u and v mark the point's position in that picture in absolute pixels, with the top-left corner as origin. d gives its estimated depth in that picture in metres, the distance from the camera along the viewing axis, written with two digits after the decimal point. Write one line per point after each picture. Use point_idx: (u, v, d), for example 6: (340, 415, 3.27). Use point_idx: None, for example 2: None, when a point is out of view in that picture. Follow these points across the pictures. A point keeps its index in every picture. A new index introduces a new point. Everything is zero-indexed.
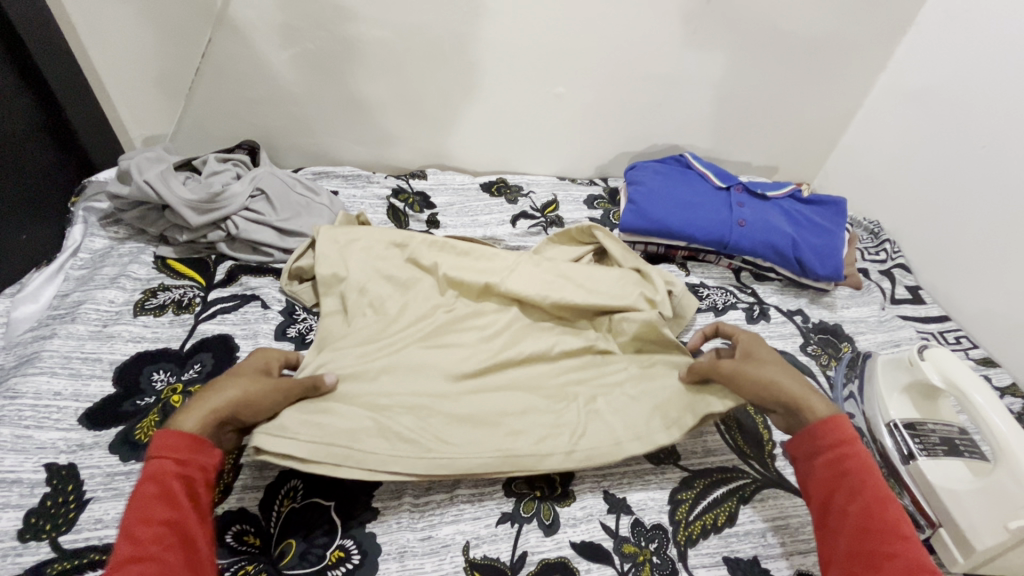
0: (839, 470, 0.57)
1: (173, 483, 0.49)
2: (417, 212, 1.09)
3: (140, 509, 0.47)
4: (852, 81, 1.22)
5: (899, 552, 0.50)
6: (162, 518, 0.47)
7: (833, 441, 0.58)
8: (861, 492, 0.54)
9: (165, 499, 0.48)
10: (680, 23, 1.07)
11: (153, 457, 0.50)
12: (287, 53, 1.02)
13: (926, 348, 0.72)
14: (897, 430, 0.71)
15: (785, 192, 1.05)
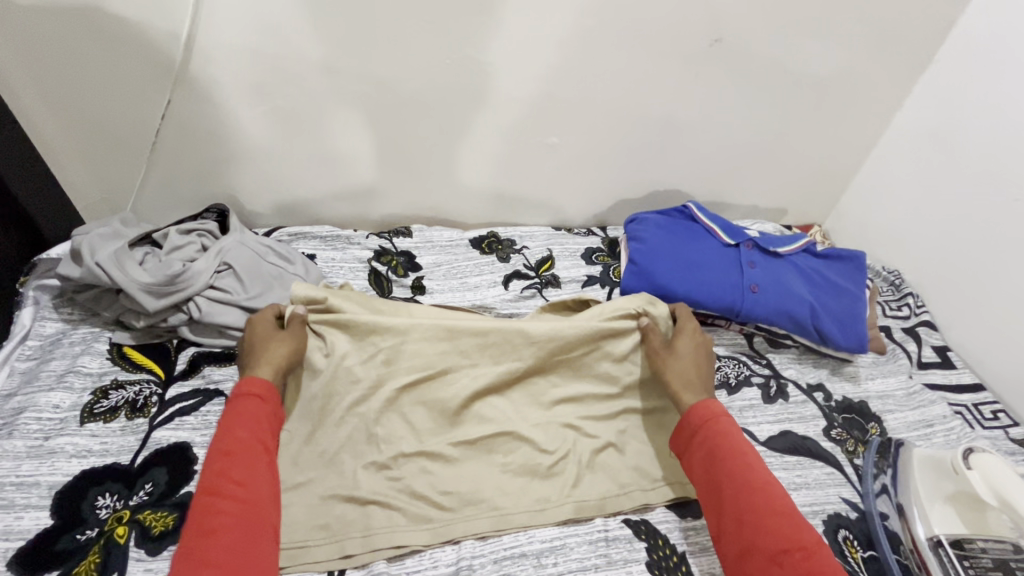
0: (708, 448, 0.63)
1: (254, 411, 0.62)
2: (401, 275, 1.00)
3: (234, 426, 0.60)
4: (866, 118, 1.14)
5: (761, 502, 0.57)
6: (249, 433, 0.60)
7: (703, 417, 0.66)
8: (727, 457, 0.61)
9: (250, 423, 0.61)
10: (679, 67, 1.00)
11: (239, 396, 0.63)
12: (256, 110, 0.95)
13: (972, 451, 0.64)
14: (942, 548, 0.62)
15: (799, 247, 0.97)
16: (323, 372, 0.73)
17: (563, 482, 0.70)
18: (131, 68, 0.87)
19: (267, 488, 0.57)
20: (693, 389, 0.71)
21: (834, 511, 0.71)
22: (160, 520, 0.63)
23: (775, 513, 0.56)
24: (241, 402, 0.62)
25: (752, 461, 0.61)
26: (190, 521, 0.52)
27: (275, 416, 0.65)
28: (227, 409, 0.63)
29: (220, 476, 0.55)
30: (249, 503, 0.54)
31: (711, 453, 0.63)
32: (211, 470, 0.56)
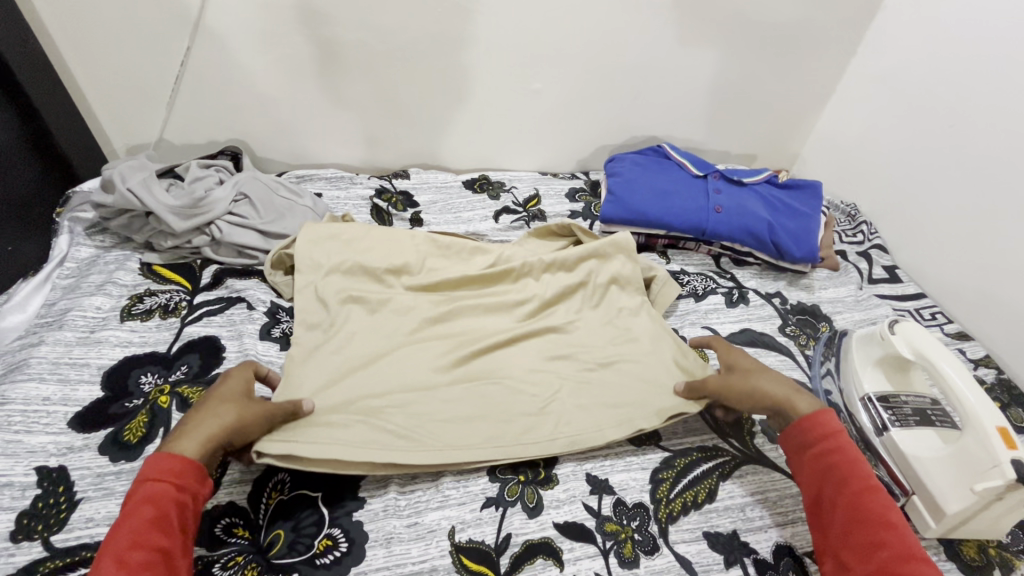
0: (826, 464, 0.60)
1: (163, 505, 0.50)
2: (401, 210, 1.10)
3: (140, 526, 0.48)
4: (824, 65, 1.24)
5: (889, 541, 0.53)
6: (162, 535, 0.49)
7: (819, 432, 0.62)
8: (851, 482, 0.58)
9: (151, 526, 0.49)
10: (651, 15, 1.09)
11: (147, 481, 0.51)
12: (265, 58, 1.03)
13: (896, 321, 0.74)
14: (870, 403, 0.73)
15: (761, 178, 1.07)
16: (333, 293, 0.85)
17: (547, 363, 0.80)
18: (152, 17, 0.95)
19: None
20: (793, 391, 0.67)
21: None
22: (196, 392, 0.72)
23: (905, 557, 0.52)
24: (152, 489, 0.51)
25: (875, 491, 0.57)
26: None
27: (191, 499, 0.53)
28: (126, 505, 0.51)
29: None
30: None
31: (831, 471, 0.59)
32: None
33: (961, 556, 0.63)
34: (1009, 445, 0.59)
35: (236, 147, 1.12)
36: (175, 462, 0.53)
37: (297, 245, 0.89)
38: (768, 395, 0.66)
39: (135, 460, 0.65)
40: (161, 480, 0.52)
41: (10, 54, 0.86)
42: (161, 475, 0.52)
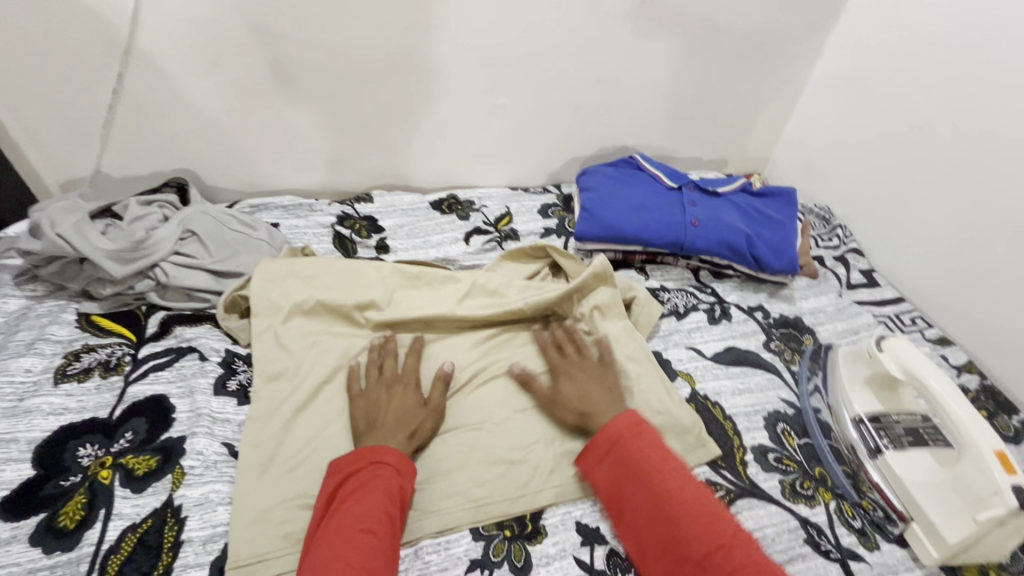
0: (620, 460, 0.63)
1: (391, 484, 0.60)
2: (365, 237, 1.04)
3: (367, 498, 0.58)
4: (791, 67, 1.23)
5: (676, 514, 0.58)
6: (393, 508, 0.58)
7: (607, 432, 0.66)
8: (635, 469, 0.62)
9: (385, 499, 0.58)
10: (617, 23, 1.06)
11: (374, 463, 0.61)
12: (209, 82, 0.96)
13: (883, 338, 0.72)
14: (863, 424, 0.71)
15: (736, 186, 1.05)
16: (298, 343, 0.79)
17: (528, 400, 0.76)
18: (77, 42, 0.87)
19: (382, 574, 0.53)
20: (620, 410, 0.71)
21: (773, 409, 0.78)
22: (143, 462, 0.65)
23: (695, 526, 0.57)
24: (373, 470, 0.60)
25: (667, 473, 0.61)
26: None
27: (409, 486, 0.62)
28: (360, 476, 0.61)
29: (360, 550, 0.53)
30: None
31: (624, 465, 0.63)
32: (337, 537, 0.54)
33: None
34: (1009, 469, 0.57)
35: (182, 177, 1.04)
36: (395, 452, 0.63)
37: (251, 285, 0.83)
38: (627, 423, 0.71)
39: (73, 549, 0.58)
40: (385, 463, 0.61)
41: None
42: (388, 460, 0.62)
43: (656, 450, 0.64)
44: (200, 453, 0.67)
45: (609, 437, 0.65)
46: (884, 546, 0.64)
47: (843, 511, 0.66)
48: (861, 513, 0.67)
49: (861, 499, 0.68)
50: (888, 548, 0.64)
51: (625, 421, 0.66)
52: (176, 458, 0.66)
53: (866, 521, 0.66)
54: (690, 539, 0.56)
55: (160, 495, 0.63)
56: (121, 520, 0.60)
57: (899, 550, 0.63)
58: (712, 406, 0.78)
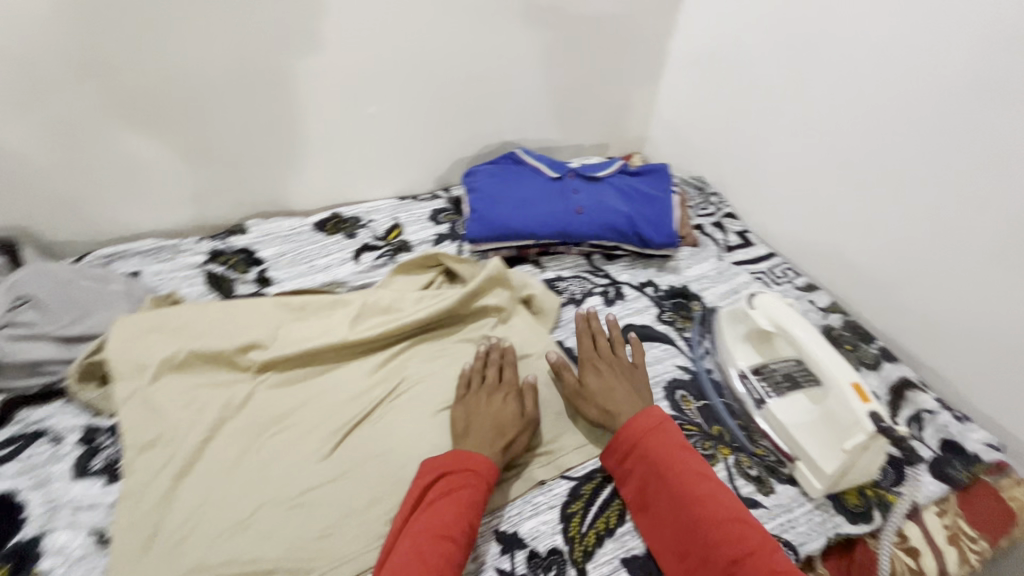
0: (642, 461, 0.65)
1: (477, 495, 0.61)
2: (243, 272, 0.97)
3: (457, 508, 0.59)
4: (651, 49, 1.29)
5: (705, 515, 0.59)
6: (475, 521, 0.59)
7: (630, 436, 0.66)
8: (665, 470, 0.63)
9: (469, 511, 0.59)
10: (476, 22, 1.06)
11: (465, 470, 0.62)
12: (23, 126, 0.84)
13: (756, 296, 0.77)
14: (746, 378, 0.77)
15: (614, 169, 1.08)
16: (174, 403, 0.72)
17: (436, 415, 0.75)
18: None
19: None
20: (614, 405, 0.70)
21: (672, 377, 0.81)
22: None
23: (724, 526, 0.58)
24: (462, 477, 0.61)
25: (692, 474, 0.62)
26: None
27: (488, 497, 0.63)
28: (450, 479, 0.61)
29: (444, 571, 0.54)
30: None
31: (648, 466, 0.64)
32: (422, 539, 0.56)
33: (844, 506, 0.67)
34: (864, 398, 0.63)
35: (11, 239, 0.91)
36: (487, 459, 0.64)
37: (107, 349, 0.74)
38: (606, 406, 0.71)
39: None
40: (478, 472, 0.62)
41: None
42: (476, 469, 0.62)
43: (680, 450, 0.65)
44: (63, 549, 0.60)
45: (634, 440, 0.66)
46: (779, 487, 0.69)
47: (740, 463, 0.71)
48: (756, 461, 0.71)
49: (756, 448, 0.73)
50: (782, 489, 0.69)
51: (650, 421, 0.67)
52: (31, 563, 0.58)
53: (761, 467, 0.71)
54: (713, 546, 0.57)
55: None
56: None
57: (791, 488, 0.69)
58: None
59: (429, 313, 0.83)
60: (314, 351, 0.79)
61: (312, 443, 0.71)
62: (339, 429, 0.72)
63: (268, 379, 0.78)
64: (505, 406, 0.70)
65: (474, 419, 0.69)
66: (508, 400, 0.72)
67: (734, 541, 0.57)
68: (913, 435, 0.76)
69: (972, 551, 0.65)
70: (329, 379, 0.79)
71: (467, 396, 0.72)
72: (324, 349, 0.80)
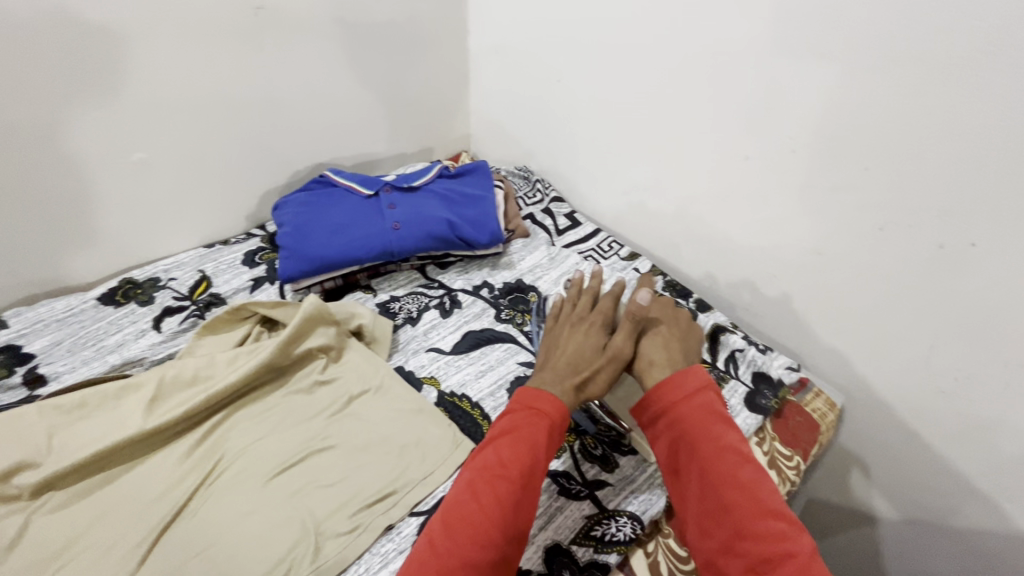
0: (674, 429, 0.57)
1: (542, 434, 0.57)
2: (3, 375, 0.80)
3: (517, 450, 0.55)
4: (449, 47, 1.27)
5: (741, 502, 0.51)
6: (538, 466, 0.55)
7: (669, 399, 0.59)
8: (702, 444, 0.55)
9: (533, 450, 0.56)
10: (239, 43, 0.95)
11: (530, 408, 0.59)
12: None
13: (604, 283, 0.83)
14: None
15: (432, 175, 1.06)
16: None
17: (265, 485, 0.68)
18: None
19: (513, 518, 0.52)
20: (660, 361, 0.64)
21: (514, 376, 0.82)
22: None
23: (762, 518, 0.50)
24: (527, 415, 0.58)
25: (730, 453, 0.54)
26: (436, 521, 0.53)
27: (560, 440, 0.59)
28: (515, 417, 0.59)
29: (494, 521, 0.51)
30: (490, 538, 0.50)
31: (680, 436, 0.57)
32: (484, 475, 0.54)
33: None
34: None
35: None
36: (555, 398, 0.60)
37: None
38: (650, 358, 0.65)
39: None
40: (547, 413, 0.59)
41: None
42: (545, 411, 0.59)
43: (721, 426, 0.58)
44: None
45: (673, 405, 0.59)
46: (622, 460, 0.72)
47: (585, 445, 0.73)
48: (599, 440, 0.74)
49: (598, 426, 0.76)
50: (625, 461, 0.72)
51: (694, 389, 0.59)
52: None
53: (604, 445, 0.74)
54: (745, 538, 0.49)
55: None
56: None
57: (633, 458, 0.72)
58: (459, 399, 0.79)
59: (242, 373, 0.75)
60: (102, 454, 0.68)
61: (107, 566, 0.60)
62: (144, 537, 0.62)
63: (44, 503, 0.65)
64: (587, 335, 0.68)
65: (575, 343, 0.67)
66: (589, 332, 0.68)
67: (772, 538, 0.49)
68: (730, 373, 0.84)
69: (788, 468, 0.73)
70: (128, 479, 0.68)
71: (563, 321, 0.72)
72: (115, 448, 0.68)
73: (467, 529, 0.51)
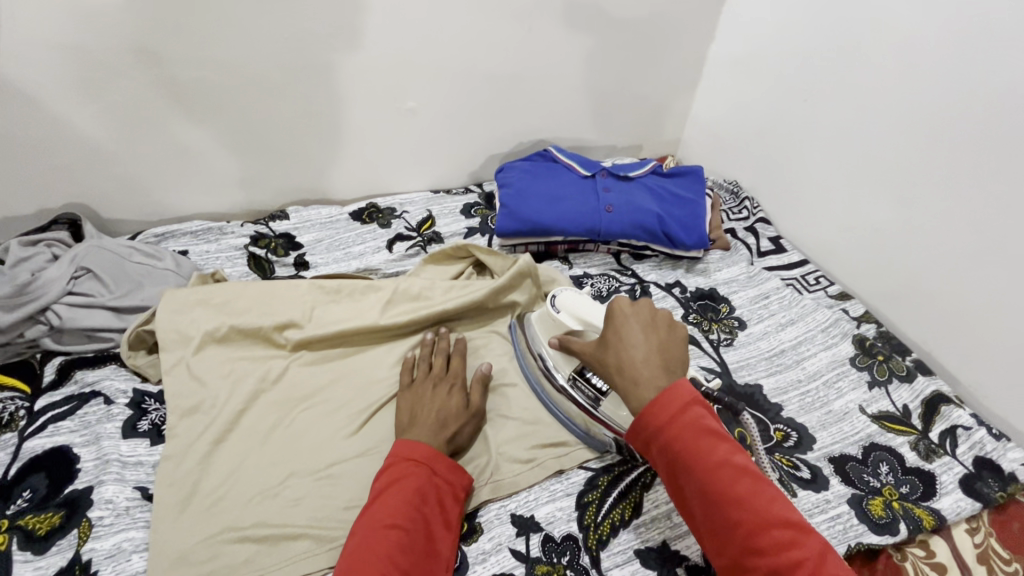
0: (670, 451, 0.52)
1: (423, 488, 0.60)
2: (282, 256, 1.01)
3: (403, 499, 0.58)
4: (689, 50, 1.29)
5: (742, 520, 0.48)
6: (425, 513, 0.58)
7: (658, 419, 0.53)
8: (695, 467, 0.50)
9: (418, 499, 0.59)
10: (517, 21, 1.07)
11: (407, 460, 0.61)
12: (89, 108, 0.90)
13: (557, 296, 0.77)
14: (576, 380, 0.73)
15: (647, 169, 1.08)
16: (215, 375, 0.76)
17: None
18: None
19: (424, 546, 0.57)
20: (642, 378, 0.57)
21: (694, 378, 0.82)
22: (45, 520, 0.61)
23: (765, 530, 0.48)
24: (406, 468, 0.60)
25: (724, 470, 0.50)
26: (354, 535, 0.55)
27: (457, 487, 0.63)
28: (390, 472, 0.61)
29: (422, 533, 0.57)
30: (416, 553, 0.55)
31: (676, 459, 0.51)
32: (381, 516, 0.56)
33: (868, 516, 0.66)
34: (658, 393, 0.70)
35: (76, 212, 0.98)
36: (441, 452, 0.64)
37: (156, 319, 0.79)
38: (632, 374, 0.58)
39: None
40: (423, 466, 0.61)
41: None
42: (425, 459, 0.62)
43: (714, 437, 0.52)
44: (109, 502, 0.63)
45: (660, 425, 0.53)
46: (801, 492, 0.69)
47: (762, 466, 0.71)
48: (779, 466, 0.71)
49: (780, 455, 0.73)
50: (805, 494, 0.68)
51: (678, 403, 0.53)
52: (82, 512, 0.62)
53: (783, 472, 0.70)
54: (757, 553, 0.47)
55: (66, 552, 0.59)
56: None
57: (813, 494, 0.68)
58: None
59: (460, 303, 0.85)
60: (346, 335, 0.83)
61: (339, 420, 0.74)
62: (367, 408, 0.75)
63: (302, 357, 0.81)
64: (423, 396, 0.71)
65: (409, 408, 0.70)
66: (445, 392, 0.71)
67: (780, 550, 0.47)
68: (945, 449, 0.74)
69: (1004, 571, 0.63)
70: (358, 361, 0.82)
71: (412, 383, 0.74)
72: (357, 331, 0.83)
73: (409, 535, 0.56)
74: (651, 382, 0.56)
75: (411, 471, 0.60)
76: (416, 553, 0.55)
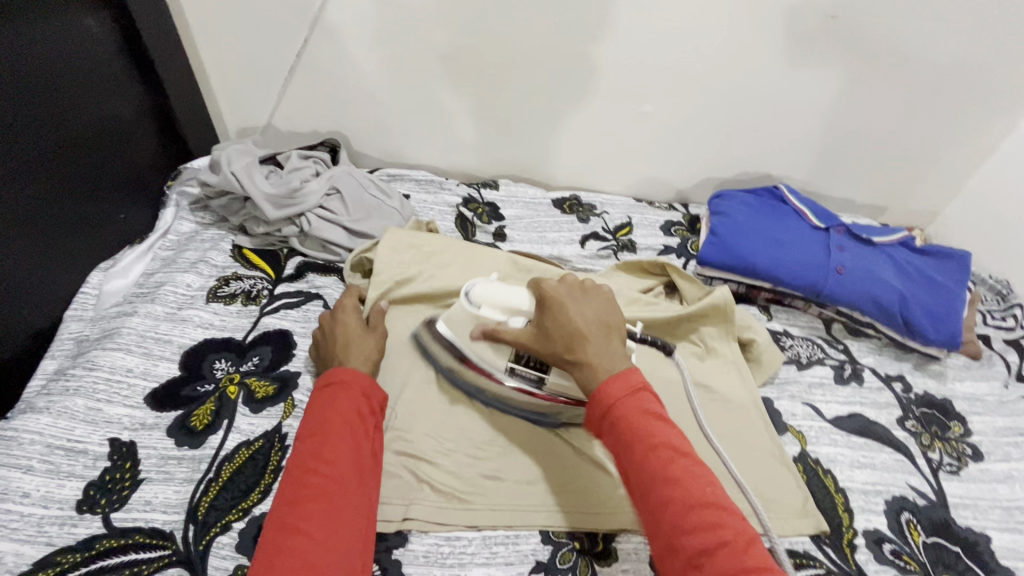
0: (615, 432, 0.50)
1: (346, 401, 0.59)
2: (485, 223, 1.07)
3: (321, 416, 0.57)
4: (992, 114, 1.06)
5: (672, 499, 0.46)
6: (348, 426, 0.57)
7: (606, 398, 0.52)
8: (635, 452, 0.48)
9: (342, 412, 0.58)
10: (791, 44, 0.98)
11: (328, 382, 0.61)
12: (375, 55, 1.02)
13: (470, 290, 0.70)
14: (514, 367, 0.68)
15: (897, 239, 0.93)
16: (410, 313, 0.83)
17: None
18: (279, 7, 0.97)
19: (355, 454, 0.55)
20: (603, 348, 0.56)
21: (900, 494, 0.68)
22: (262, 387, 0.72)
23: (699, 510, 0.45)
24: (329, 389, 0.60)
25: (662, 451, 0.48)
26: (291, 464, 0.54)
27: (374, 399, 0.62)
28: (316, 397, 0.60)
29: (348, 444, 0.55)
30: (344, 466, 0.53)
31: (618, 440, 0.49)
32: (306, 440, 0.55)
33: None
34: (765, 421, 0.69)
35: (334, 139, 1.14)
36: (353, 368, 0.63)
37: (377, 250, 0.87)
38: (584, 351, 0.56)
39: (197, 447, 0.66)
40: (345, 381, 0.61)
41: (147, 30, 0.91)
42: (339, 379, 0.61)
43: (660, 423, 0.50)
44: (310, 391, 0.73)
45: (611, 405, 0.51)
46: None
47: None
48: None
49: None
50: None
51: (627, 385, 0.52)
52: (289, 390, 0.73)
53: None
54: (684, 533, 0.44)
55: (272, 419, 0.69)
56: (239, 434, 0.67)
57: None
58: (824, 474, 0.69)
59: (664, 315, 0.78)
60: None
61: None
62: None
63: None
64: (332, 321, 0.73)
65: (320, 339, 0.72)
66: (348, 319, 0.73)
67: (707, 531, 0.44)
68: None
69: None
70: None
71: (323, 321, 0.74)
72: None
73: (328, 448, 0.54)
74: (601, 356, 0.55)
75: (327, 392, 0.60)
76: (349, 463, 0.54)
